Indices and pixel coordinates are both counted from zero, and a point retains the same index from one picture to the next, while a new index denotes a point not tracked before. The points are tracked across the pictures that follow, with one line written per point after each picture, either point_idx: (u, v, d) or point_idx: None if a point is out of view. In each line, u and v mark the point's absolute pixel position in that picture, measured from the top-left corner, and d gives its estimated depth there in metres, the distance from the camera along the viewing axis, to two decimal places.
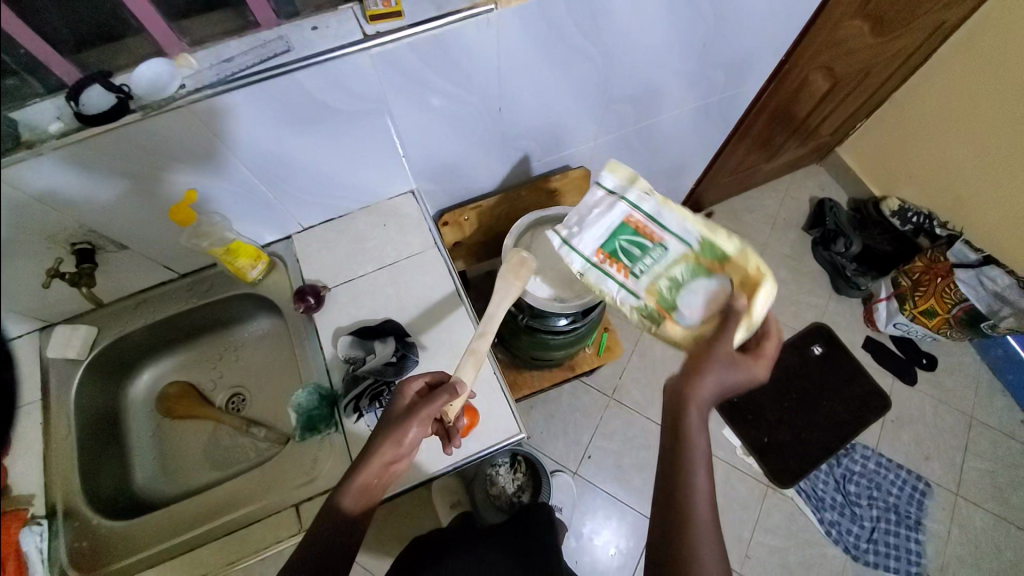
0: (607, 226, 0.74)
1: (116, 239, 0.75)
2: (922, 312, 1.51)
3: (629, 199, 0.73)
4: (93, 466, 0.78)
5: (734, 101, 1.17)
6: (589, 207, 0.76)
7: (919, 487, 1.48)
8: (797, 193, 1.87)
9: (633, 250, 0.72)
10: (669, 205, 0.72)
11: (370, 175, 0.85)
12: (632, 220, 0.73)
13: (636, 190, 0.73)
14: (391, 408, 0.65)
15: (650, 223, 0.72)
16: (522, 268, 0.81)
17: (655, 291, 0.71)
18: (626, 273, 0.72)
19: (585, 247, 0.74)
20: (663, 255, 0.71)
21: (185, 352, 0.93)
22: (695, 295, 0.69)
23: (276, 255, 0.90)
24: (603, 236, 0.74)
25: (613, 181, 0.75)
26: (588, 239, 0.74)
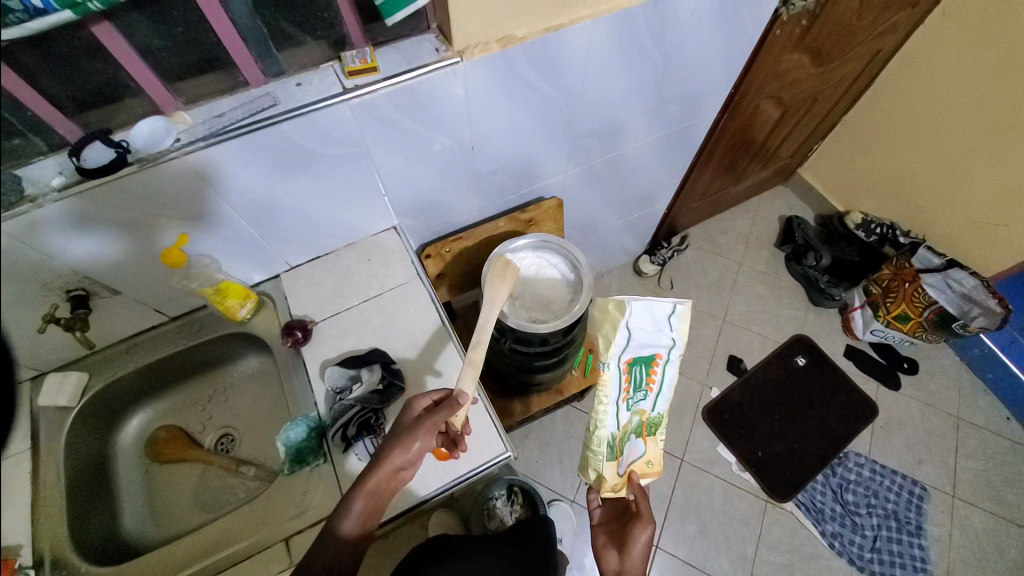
0: (645, 352, 0.89)
1: (110, 284, 0.78)
2: (896, 318, 1.55)
3: (670, 348, 0.90)
4: (82, 512, 0.78)
5: (693, 130, 1.26)
6: (653, 322, 0.88)
7: (916, 492, 1.49)
8: (766, 212, 1.97)
9: (643, 379, 0.91)
10: (677, 374, 0.92)
11: (353, 215, 0.91)
12: (658, 357, 0.90)
13: (677, 340, 0.90)
14: (400, 421, 0.69)
15: (662, 374, 0.91)
16: (505, 271, 0.87)
17: (627, 427, 0.91)
18: (625, 394, 0.90)
19: (626, 350, 0.88)
20: (649, 403, 0.92)
21: (175, 395, 0.94)
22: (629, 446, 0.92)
23: (265, 294, 0.93)
24: (639, 352, 0.89)
25: (672, 322, 0.89)
26: (629, 346, 0.88)
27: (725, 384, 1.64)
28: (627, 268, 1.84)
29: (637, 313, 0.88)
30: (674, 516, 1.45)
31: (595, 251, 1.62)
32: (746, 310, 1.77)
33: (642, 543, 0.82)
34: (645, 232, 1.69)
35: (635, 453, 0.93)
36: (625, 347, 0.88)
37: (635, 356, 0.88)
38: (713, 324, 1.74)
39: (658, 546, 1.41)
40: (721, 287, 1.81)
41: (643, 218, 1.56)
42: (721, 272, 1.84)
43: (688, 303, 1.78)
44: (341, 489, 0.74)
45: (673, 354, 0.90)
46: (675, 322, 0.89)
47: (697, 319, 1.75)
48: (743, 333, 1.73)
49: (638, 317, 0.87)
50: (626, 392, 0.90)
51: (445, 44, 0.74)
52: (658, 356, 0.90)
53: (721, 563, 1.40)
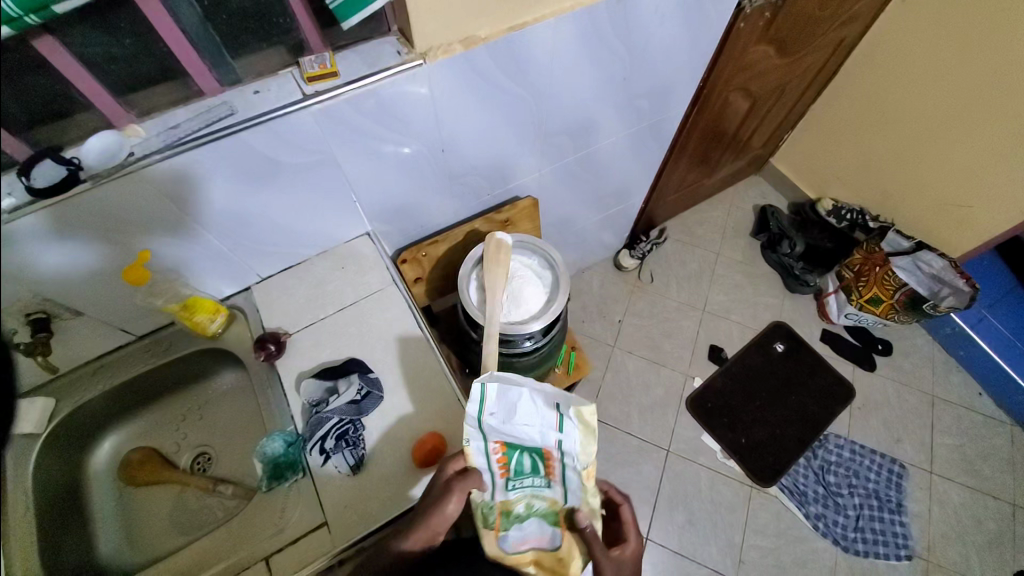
0: (526, 441, 0.68)
1: (71, 305, 0.75)
2: (868, 301, 1.60)
3: (559, 443, 0.67)
4: (55, 542, 0.75)
5: (664, 124, 1.27)
6: (525, 406, 0.67)
7: (894, 470, 1.53)
8: (741, 202, 2.00)
9: (530, 468, 0.69)
10: (584, 471, 0.68)
11: (324, 222, 0.89)
12: (548, 454, 0.68)
13: (572, 437, 0.67)
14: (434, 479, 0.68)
15: (561, 471, 0.69)
16: (500, 248, 0.94)
17: (517, 506, 0.69)
18: (504, 475, 0.69)
19: (489, 433, 0.67)
20: (556, 492, 0.70)
21: (147, 416, 0.91)
22: (526, 527, 0.70)
23: (235, 307, 0.91)
24: (514, 439, 0.68)
25: (558, 415, 0.67)
26: (497, 428, 0.67)
27: (706, 374, 1.67)
28: (607, 263, 1.84)
29: (503, 396, 0.68)
30: (663, 507, 1.47)
31: (575, 248, 1.62)
32: (726, 300, 1.80)
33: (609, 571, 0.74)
34: (623, 227, 1.69)
35: (541, 538, 0.70)
36: (486, 430, 0.67)
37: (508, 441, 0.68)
38: (694, 315, 1.76)
39: (648, 538, 1.43)
40: (700, 278, 1.84)
41: (619, 212, 1.57)
42: (700, 263, 1.86)
43: (669, 296, 1.80)
44: (324, 503, 0.73)
45: (569, 456, 0.68)
46: (565, 422, 0.67)
47: (677, 311, 1.77)
48: (722, 322, 1.76)
49: (501, 398, 0.68)
50: (502, 474, 0.69)
51: (407, 47, 0.73)
52: (548, 450, 0.67)
53: (711, 551, 1.42)
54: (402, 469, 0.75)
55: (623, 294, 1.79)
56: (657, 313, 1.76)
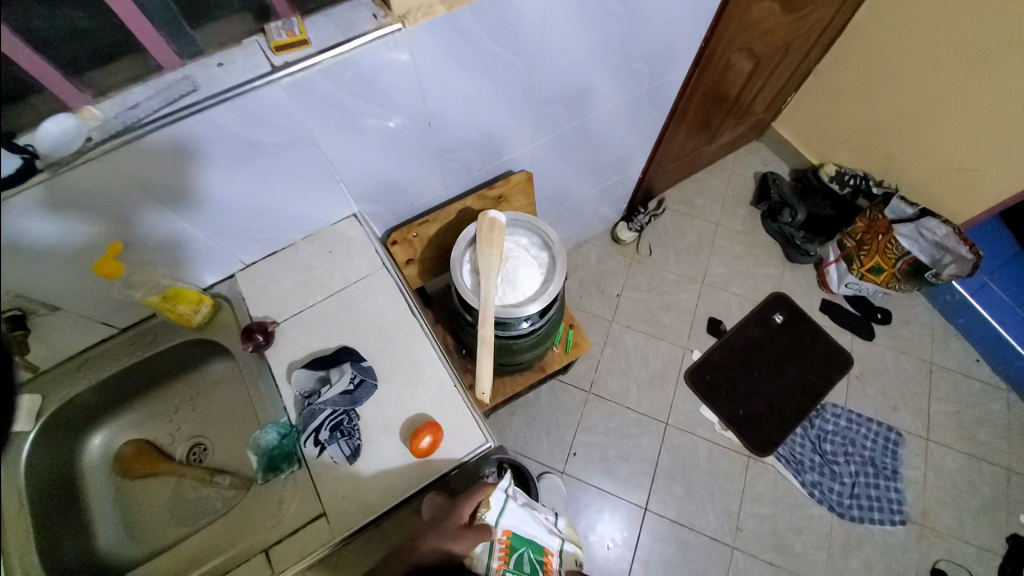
0: (530, 537, 0.86)
1: (46, 300, 0.72)
2: (869, 270, 1.58)
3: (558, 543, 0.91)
4: (52, 540, 0.74)
5: (664, 90, 1.21)
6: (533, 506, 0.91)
7: (891, 437, 1.55)
8: (741, 170, 1.94)
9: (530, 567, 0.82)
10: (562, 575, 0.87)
11: (309, 204, 0.85)
12: (548, 554, 0.86)
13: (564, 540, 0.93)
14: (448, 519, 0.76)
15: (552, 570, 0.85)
16: (495, 228, 0.89)
17: None
18: (501, 567, 0.79)
19: (505, 519, 0.83)
20: None
21: (138, 408, 0.89)
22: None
23: (220, 296, 0.88)
24: (520, 532, 0.84)
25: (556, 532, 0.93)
26: (512, 517, 0.84)
27: (705, 346, 1.66)
28: (605, 236, 1.80)
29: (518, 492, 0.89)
30: (662, 479, 1.49)
31: (571, 221, 1.57)
32: (725, 271, 1.77)
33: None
34: (621, 198, 1.65)
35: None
36: (501, 517, 0.83)
37: (517, 532, 0.83)
38: (693, 287, 1.74)
39: (647, 509, 1.45)
40: (699, 249, 1.80)
41: (617, 184, 1.52)
42: (699, 234, 1.83)
43: (667, 268, 1.77)
44: (322, 494, 0.72)
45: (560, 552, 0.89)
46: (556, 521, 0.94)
47: (676, 283, 1.74)
48: (721, 294, 1.74)
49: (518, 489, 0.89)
50: (501, 563, 0.79)
51: (383, 11, 0.67)
52: (548, 549, 0.87)
53: (708, 519, 1.45)
54: (399, 458, 0.74)
55: (621, 268, 1.76)
56: (655, 286, 1.74)
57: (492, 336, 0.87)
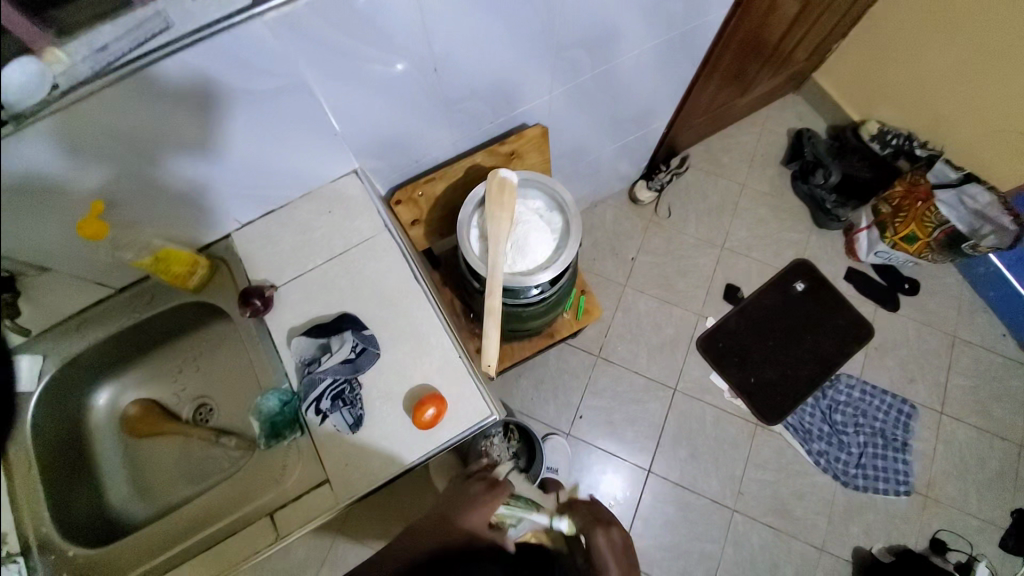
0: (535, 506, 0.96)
1: (34, 261, 0.69)
2: (903, 239, 1.48)
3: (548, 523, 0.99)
4: (61, 497, 0.75)
5: (699, 33, 1.08)
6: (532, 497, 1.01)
7: (904, 410, 1.52)
8: (774, 125, 1.80)
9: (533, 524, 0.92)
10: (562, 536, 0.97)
11: (306, 160, 0.79)
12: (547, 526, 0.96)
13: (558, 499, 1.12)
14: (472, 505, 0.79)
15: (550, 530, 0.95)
16: (504, 190, 0.82)
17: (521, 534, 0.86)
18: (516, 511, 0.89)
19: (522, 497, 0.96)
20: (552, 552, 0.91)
21: (142, 367, 0.88)
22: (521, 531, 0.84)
23: (217, 257, 0.84)
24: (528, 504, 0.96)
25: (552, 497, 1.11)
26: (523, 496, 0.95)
27: (720, 313, 1.61)
28: (622, 196, 1.71)
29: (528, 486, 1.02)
30: (667, 443, 1.49)
31: (587, 179, 1.48)
32: (747, 236, 1.68)
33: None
34: (641, 155, 1.54)
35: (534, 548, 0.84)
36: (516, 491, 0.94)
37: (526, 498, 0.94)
38: (712, 252, 1.66)
39: (651, 471, 1.47)
40: (722, 212, 1.71)
41: (639, 139, 1.41)
42: (722, 195, 1.72)
43: (686, 231, 1.68)
44: (324, 463, 0.71)
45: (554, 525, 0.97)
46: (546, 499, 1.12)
47: (694, 247, 1.67)
48: (741, 260, 1.66)
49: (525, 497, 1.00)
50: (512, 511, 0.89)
51: None
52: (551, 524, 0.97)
53: (711, 482, 1.46)
54: (402, 429, 0.72)
55: (637, 230, 1.68)
56: (673, 250, 1.66)
57: (501, 305, 0.83)
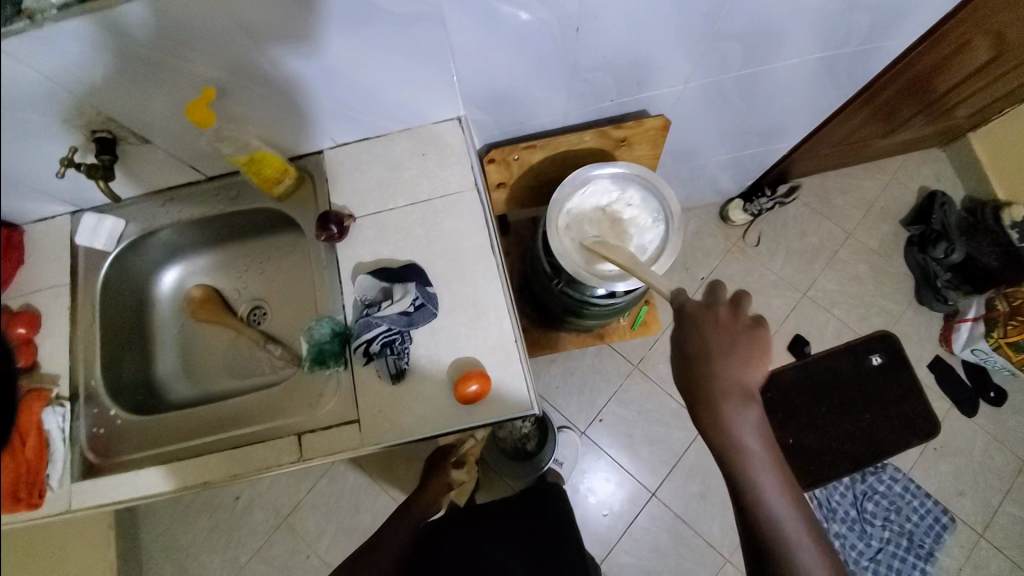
0: None
1: (137, 131, 0.70)
2: (1009, 344, 1.32)
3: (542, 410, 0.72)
4: (114, 357, 0.80)
5: (871, 57, 0.94)
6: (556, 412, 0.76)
7: (942, 520, 1.38)
8: (906, 179, 1.60)
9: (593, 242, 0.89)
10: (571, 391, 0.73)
11: (415, 96, 0.75)
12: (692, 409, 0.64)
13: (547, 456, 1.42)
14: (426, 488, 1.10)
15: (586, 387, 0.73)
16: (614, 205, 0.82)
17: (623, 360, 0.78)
18: (727, 386, 0.62)
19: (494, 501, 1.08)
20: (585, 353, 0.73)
21: (214, 256, 0.91)
22: (721, 331, 0.64)
23: (305, 169, 0.82)
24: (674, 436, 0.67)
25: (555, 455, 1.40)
26: (695, 380, 0.63)
27: (777, 361, 1.50)
28: (712, 210, 1.59)
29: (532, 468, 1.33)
30: (679, 473, 1.43)
31: (684, 184, 1.37)
32: (835, 289, 1.53)
33: (755, 423, 0.61)
34: (748, 174, 1.41)
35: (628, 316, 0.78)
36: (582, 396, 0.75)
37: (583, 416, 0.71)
38: (790, 297, 1.53)
39: (653, 495, 1.42)
40: (815, 257, 1.56)
41: (754, 156, 1.28)
42: (822, 239, 1.57)
43: (770, 267, 1.55)
44: (357, 403, 0.71)
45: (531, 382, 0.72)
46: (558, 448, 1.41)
47: (773, 286, 1.54)
48: (821, 314, 1.52)
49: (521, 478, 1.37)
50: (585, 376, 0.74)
51: None
52: None
53: (711, 526, 1.40)
54: (438, 394, 0.71)
55: (717, 251, 1.56)
56: (749, 282, 1.54)
57: (567, 265, 0.81)
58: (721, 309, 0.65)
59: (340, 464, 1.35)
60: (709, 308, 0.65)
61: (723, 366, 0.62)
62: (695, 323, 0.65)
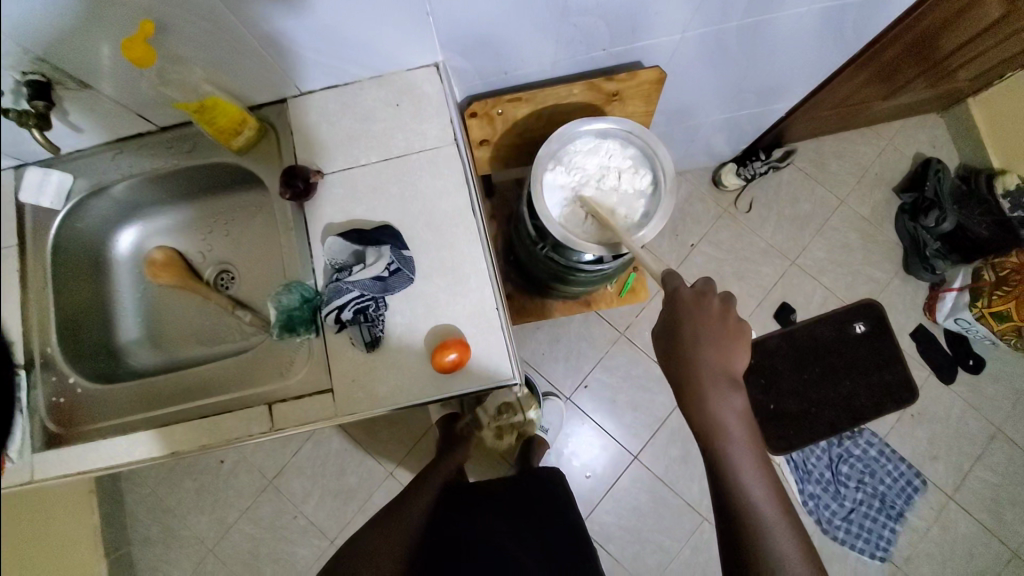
0: None
1: (73, 74, 0.63)
2: (992, 314, 1.34)
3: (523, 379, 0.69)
4: (71, 323, 0.76)
5: (882, 7, 0.87)
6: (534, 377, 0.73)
7: (914, 483, 1.43)
8: (903, 145, 1.56)
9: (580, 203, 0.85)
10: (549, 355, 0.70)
11: (387, 39, 0.67)
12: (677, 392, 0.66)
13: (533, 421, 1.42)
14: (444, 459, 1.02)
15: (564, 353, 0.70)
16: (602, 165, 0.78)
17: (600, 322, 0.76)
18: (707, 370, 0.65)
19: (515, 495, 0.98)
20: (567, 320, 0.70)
21: (175, 215, 0.85)
22: (707, 321, 0.66)
23: (267, 121, 0.76)
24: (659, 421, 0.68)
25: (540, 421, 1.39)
26: (681, 363, 0.66)
27: (764, 329, 1.50)
28: (705, 174, 1.54)
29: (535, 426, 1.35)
30: (662, 437, 1.45)
31: (677, 146, 1.32)
32: (824, 257, 1.52)
33: (737, 409, 0.64)
34: (744, 137, 1.35)
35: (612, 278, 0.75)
36: None
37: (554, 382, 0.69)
38: (779, 264, 1.51)
39: (636, 458, 1.44)
40: (807, 224, 1.53)
41: (752, 116, 1.22)
42: (815, 206, 1.54)
43: (760, 234, 1.52)
44: (331, 371, 0.68)
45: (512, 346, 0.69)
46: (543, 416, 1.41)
47: (763, 254, 1.52)
48: (808, 281, 1.51)
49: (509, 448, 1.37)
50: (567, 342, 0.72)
51: None
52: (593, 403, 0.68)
53: (692, 487, 1.43)
54: (415, 363, 0.68)
55: (708, 217, 1.53)
56: (739, 249, 1.52)
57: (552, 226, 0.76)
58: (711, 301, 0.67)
59: (323, 428, 1.33)
60: (698, 298, 0.67)
61: (707, 352, 0.65)
62: (687, 309, 0.67)
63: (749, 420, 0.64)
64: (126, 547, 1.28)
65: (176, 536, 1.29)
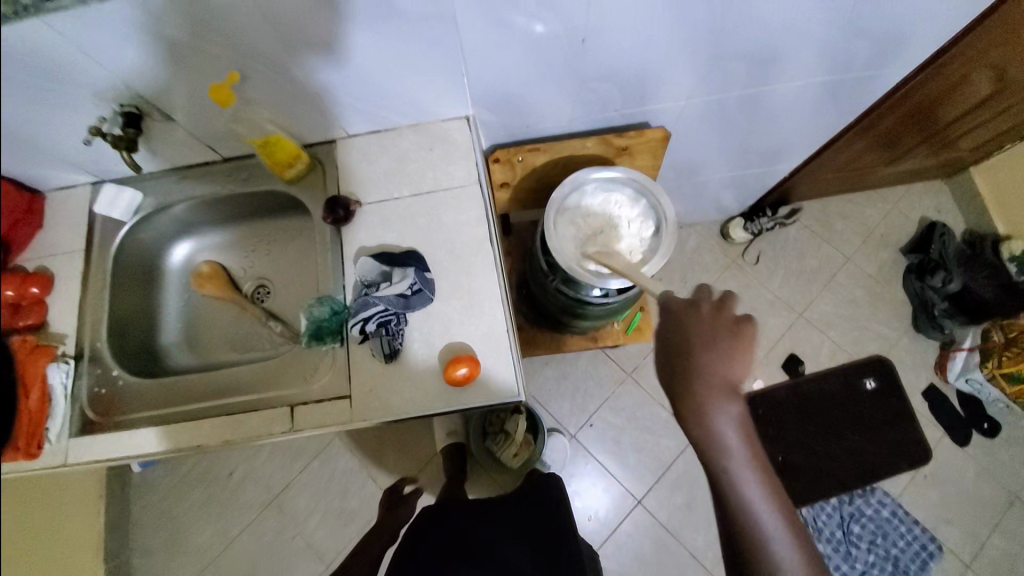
0: None
1: (161, 108, 0.75)
2: (1004, 375, 1.35)
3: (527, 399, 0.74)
4: (120, 322, 0.84)
5: (869, 84, 0.97)
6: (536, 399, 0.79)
7: (928, 547, 1.38)
8: (907, 209, 1.62)
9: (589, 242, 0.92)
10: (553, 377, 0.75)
11: (426, 93, 0.79)
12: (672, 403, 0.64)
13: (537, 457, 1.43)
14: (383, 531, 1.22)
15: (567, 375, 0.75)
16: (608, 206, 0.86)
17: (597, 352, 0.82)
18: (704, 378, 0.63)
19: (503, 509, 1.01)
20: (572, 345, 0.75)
21: (224, 233, 0.95)
22: (704, 329, 0.65)
23: (317, 157, 0.87)
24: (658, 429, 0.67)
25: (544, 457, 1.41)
26: (676, 374, 0.64)
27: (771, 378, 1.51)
28: (713, 227, 1.62)
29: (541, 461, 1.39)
30: (665, 482, 1.44)
31: (686, 199, 1.40)
32: (830, 312, 1.55)
33: (735, 419, 0.62)
34: (749, 193, 1.44)
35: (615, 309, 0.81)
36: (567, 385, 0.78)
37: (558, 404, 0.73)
38: (786, 316, 1.55)
39: (639, 501, 1.43)
40: (813, 278, 1.57)
41: (756, 175, 1.31)
42: (821, 261, 1.59)
43: (767, 285, 1.57)
44: (350, 379, 0.74)
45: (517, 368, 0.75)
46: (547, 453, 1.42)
47: (770, 305, 1.56)
48: (815, 334, 1.54)
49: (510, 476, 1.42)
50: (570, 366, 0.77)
51: None
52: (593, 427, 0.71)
53: (695, 537, 1.40)
54: (427, 376, 0.73)
55: (716, 267, 1.59)
56: (746, 299, 1.56)
57: (562, 259, 0.84)
58: (705, 305, 0.66)
59: (332, 449, 1.37)
60: (691, 305, 0.67)
61: (704, 363, 0.63)
62: (682, 318, 0.66)
63: (746, 430, 0.62)
64: (128, 555, 1.30)
65: (179, 547, 1.32)
